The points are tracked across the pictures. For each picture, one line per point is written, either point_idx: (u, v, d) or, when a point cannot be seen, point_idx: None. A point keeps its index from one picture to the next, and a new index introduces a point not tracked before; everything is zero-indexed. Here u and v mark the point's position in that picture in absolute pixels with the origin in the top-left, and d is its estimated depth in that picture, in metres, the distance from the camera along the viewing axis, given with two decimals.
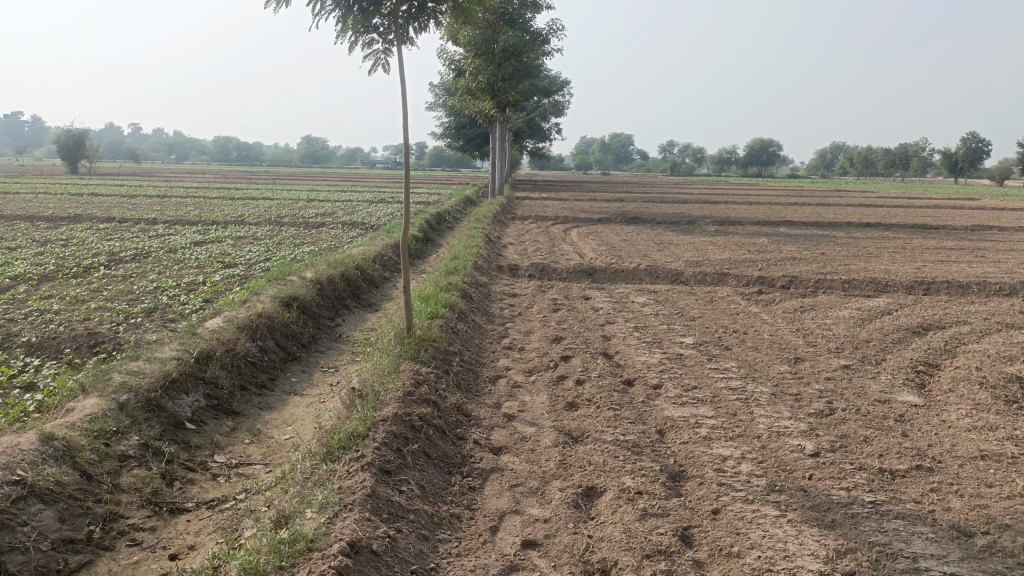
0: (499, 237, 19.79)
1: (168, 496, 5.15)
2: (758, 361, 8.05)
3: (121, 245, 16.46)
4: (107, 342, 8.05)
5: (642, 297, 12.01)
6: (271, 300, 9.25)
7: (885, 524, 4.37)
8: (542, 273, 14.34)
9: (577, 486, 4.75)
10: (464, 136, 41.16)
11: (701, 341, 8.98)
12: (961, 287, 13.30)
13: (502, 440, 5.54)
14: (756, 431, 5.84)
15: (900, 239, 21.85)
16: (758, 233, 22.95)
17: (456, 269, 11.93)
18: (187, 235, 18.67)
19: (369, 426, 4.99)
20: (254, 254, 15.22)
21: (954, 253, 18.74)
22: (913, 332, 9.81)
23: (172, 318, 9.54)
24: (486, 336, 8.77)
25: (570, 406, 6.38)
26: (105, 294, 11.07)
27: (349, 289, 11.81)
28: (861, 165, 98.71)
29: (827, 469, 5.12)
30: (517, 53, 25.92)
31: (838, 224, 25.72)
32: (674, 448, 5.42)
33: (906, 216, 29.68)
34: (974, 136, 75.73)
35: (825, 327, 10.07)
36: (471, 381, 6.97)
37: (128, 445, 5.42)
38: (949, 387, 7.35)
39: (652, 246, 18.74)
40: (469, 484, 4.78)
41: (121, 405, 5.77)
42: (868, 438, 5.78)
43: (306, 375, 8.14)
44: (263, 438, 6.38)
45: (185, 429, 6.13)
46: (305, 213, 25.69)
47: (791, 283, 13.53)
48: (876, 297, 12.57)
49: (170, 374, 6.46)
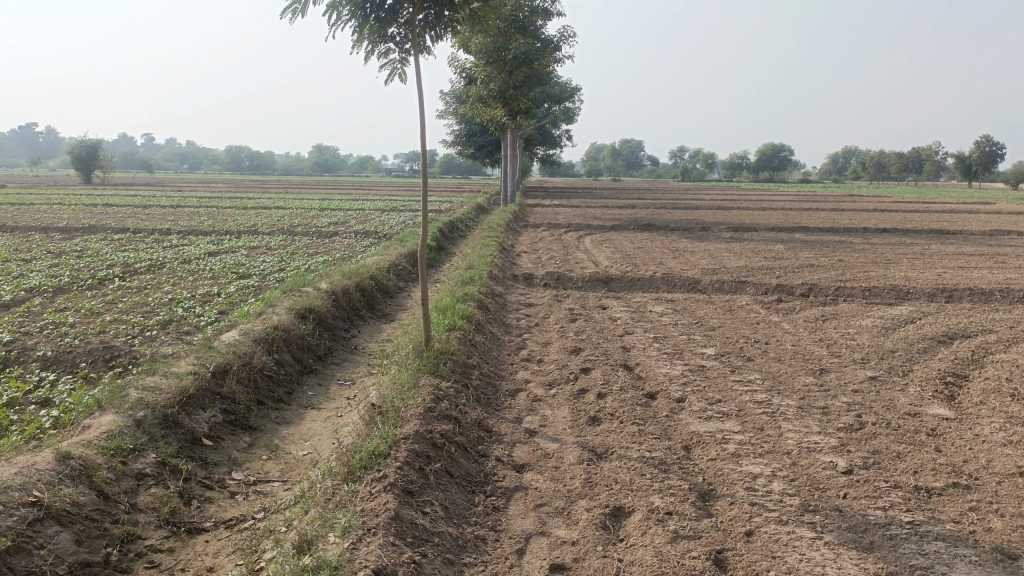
0: (513, 246, 19.69)
1: (186, 516, 5.06)
2: (783, 373, 7.89)
3: (135, 255, 16.46)
4: (123, 356, 7.99)
5: (660, 306, 11.87)
6: (287, 312, 9.17)
7: (926, 546, 4.22)
8: (558, 281, 14.21)
9: (604, 506, 4.62)
10: (475, 144, 41.14)
11: (722, 352, 8.83)
12: (984, 294, 13.08)
13: (525, 457, 5.42)
14: (786, 446, 5.69)
15: (918, 244, 21.59)
16: (773, 239, 22.72)
17: (472, 279, 11.82)
18: (200, 246, 18.66)
19: (391, 444, 4.88)
20: (269, 265, 15.19)
21: (974, 258, 18.48)
22: (938, 341, 9.62)
23: (188, 330, 9.48)
24: (503, 348, 8.65)
25: (593, 421, 6.25)
26: (120, 306, 11.02)
27: (364, 300, 11.72)
28: (874, 170, 98.09)
29: (861, 487, 4.97)
30: (528, 61, 25.87)
31: (853, 229, 25.47)
32: (702, 465, 5.29)
33: (922, 221, 29.36)
34: (989, 139, 75.09)
35: (847, 336, 9.89)
36: (491, 395, 6.85)
37: (146, 463, 5.33)
38: (980, 399, 7.17)
39: (667, 254, 18.59)
40: (493, 504, 4.66)
41: (138, 422, 5.68)
42: (901, 454, 5.62)
43: (322, 389, 8.05)
44: (280, 454, 6.28)
45: (202, 446, 6.04)
46: (318, 222, 25.66)
47: (810, 291, 13.34)
48: (897, 304, 12.36)
49: (186, 390, 6.38)
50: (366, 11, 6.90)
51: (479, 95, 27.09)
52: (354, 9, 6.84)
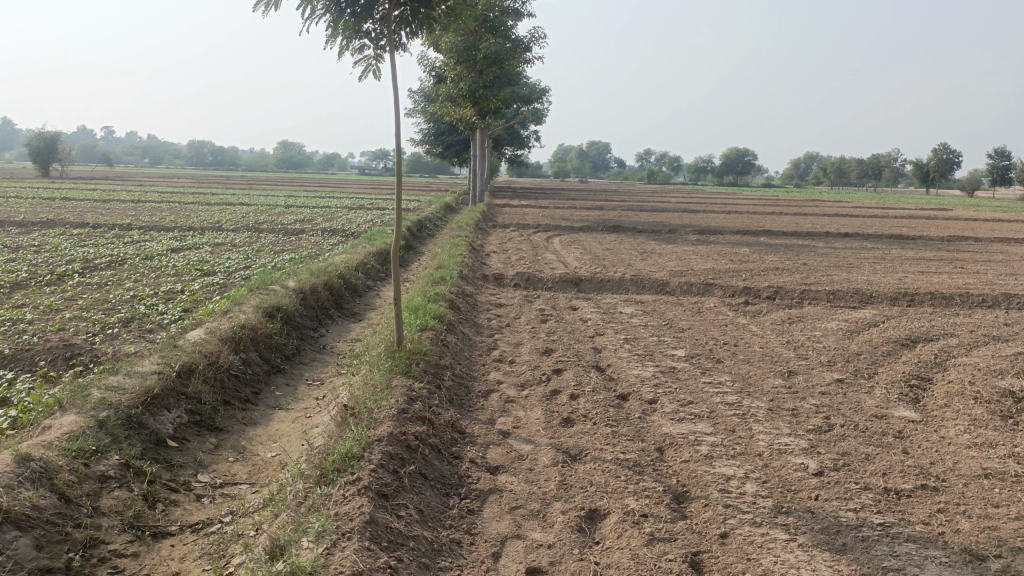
0: (482, 246, 19.63)
1: (151, 519, 4.93)
2: (752, 375, 7.96)
3: (95, 251, 16.07)
4: (84, 355, 7.78)
5: (630, 307, 11.91)
6: (254, 311, 9.01)
7: (897, 548, 4.26)
8: (528, 282, 14.19)
9: (580, 508, 4.60)
10: (443, 143, 40.99)
11: (693, 353, 8.87)
12: (944, 298, 13.34)
13: (498, 459, 5.37)
14: (757, 448, 5.72)
15: (879, 249, 21.99)
16: (739, 242, 22.96)
17: (442, 279, 11.75)
18: (162, 242, 18.29)
19: (364, 446, 4.80)
20: (234, 262, 14.95)
21: (934, 263, 18.86)
22: (902, 344, 9.79)
23: (151, 328, 9.26)
24: (475, 348, 8.60)
25: (566, 422, 6.22)
26: (80, 303, 10.74)
27: (332, 298, 11.58)
28: (835, 175, 99.83)
29: (832, 489, 5.01)
30: (498, 61, 25.83)
31: (817, 233, 25.87)
32: (676, 467, 5.30)
33: (883, 226, 29.93)
34: (946, 147, 76.77)
35: (814, 339, 10.02)
36: (464, 396, 6.80)
37: (109, 464, 5.18)
38: (944, 401, 7.29)
39: (635, 255, 18.69)
40: (468, 506, 4.61)
41: (101, 423, 5.53)
42: (870, 456, 5.69)
43: (290, 389, 7.92)
44: (248, 455, 6.16)
45: (167, 447, 5.90)
46: (284, 220, 25.33)
47: (777, 293, 13.50)
48: (860, 308, 12.56)
49: (151, 389, 6.22)
50: (341, 6, 6.81)
51: (448, 94, 27.00)
52: (329, 4, 6.75)
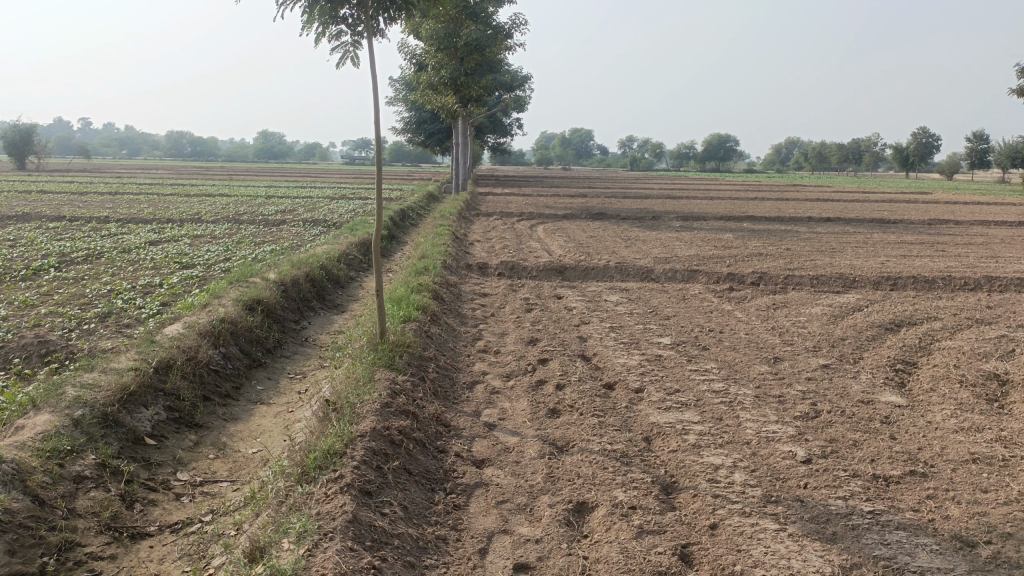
0: (465, 234, 19.49)
1: (129, 520, 4.81)
2: (738, 362, 7.91)
3: (72, 245, 15.80)
4: (59, 351, 7.61)
5: (615, 295, 11.85)
6: (234, 304, 8.85)
7: (888, 536, 4.22)
8: (511, 271, 14.07)
9: (567, 502, 4.52)
10: (425, 131, 40.72)
11: (678, 341, 8.83)
12: (927, 282, 13.39)
13: (484, 452, 5.29)
14: (745, 436, 5.67)
15: (861, 233, 22.06)
16: (723, 228, 22.95)
17: (426, 269, 11.64)
18: (141, 234, 18.04)
19: (347, 442, 4.70)
20: (214, 254, 14.75)
21: (915, 247, 18.96)
22: (886, 329, 9.80)
23: (129, 323, 9.10)
24: (459, 339, 8.50)
25: (552, 413, 6.15)
26: (56, 298, 10.53)
27: (314, 290, 11.43)
28: (817, 160, 100.25)
29: (821, 477, 4.97)
30: (479, 48, 25.63)
31: (800, 218, 25.93)
32: (664, 457, 5.23)
33: (864, 210, 30.06)
34: (925, 131, 77.18)
35: (799, 324, 9.99)
36: (448, 388, 6.70)
37: (84, 465, 5.05)
38: (930, 385, 7.29)
39: (619, 242, 18.66)
40: (454, 502, 4.53)
41: (76, 421, 5.38)
42: (857, 442, 5.66)
43: (272, 383, 7.80)
44: (229, 452, 6.04)
45: (145, 445, 5.77)
46: (264, 211, 25.05)
47: (761, 279, 13.49)
48: (844, 292, 12.57)
49: (127, 386, 6.08)
50: None
51: (429, 82, 26.78)
52: None
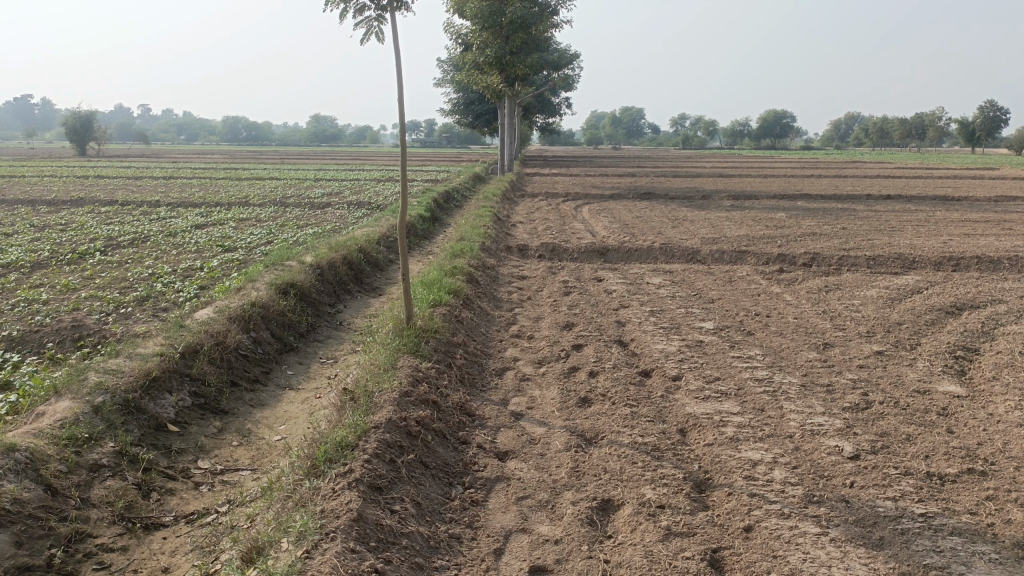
0: (508, 216, 19.18)
1: (144, 510, 4.71)
2: (785, 348, 7.51)
3: (120, 229, 16.00)
4: (93, 336, 7.61)
5: (658, 277, 11.46)
6: (267, 288, 8.75)
7: (941, 543, 3.86)
8: (552, 253, 13.79)
9: (591, 499, 4.26)
10: (472, 112, 40.44)
11: (722, 326, 8.45)
12: (992, 263, 12.66)
13: (508, 443, 5.06)
14: (788, 429, 5.32)
15: (923, 211, 21.11)
16: (775, 208, 22.18)
17: (463, 251, 11.43)
18: (188, 218, 18.22)
19: (360, 435, 4.51)
20: (256, 237, 14.80)
21: (980, 225, 18.02)
22: (946, 312, 9.23)
23: (165, 307, 9.09)
24: (493, 324, 8.27)
25: (583, 402, 5.88)
26: (97, 282, 10.60)
27: (351, 273, 11.32)
28: (877, 136, 97.05)
29: (869, 475, 4.60)
30: (525, 25, 25.20)
31: (857, 196, 24.98)
32: (699, 451, 4.92)
33: (926, 187, 28.85)
34: (993, 105, 73.73)
35: (852, 308, 9.48)
36: (476, 375, 6.48)
37: (102, 453, 4.97)
38: (993, 374, 6.80)
39: (666, 223, 18.18)
40: (471, 497, 4.30)
41: (96, 408, 5.31)
42: (911, 436, 5.25)
43: (302, 368, 7.69)
44: (253, 439, 5.93)
45: (166, 432, 5.69)
46: (312, 194, 25.12)
47: (813, 260, 12.92)
48: (902, 274, 11.94)
49: (150, 372, 6.01)
50: None
51: (475, 62, 26.46)
52: None
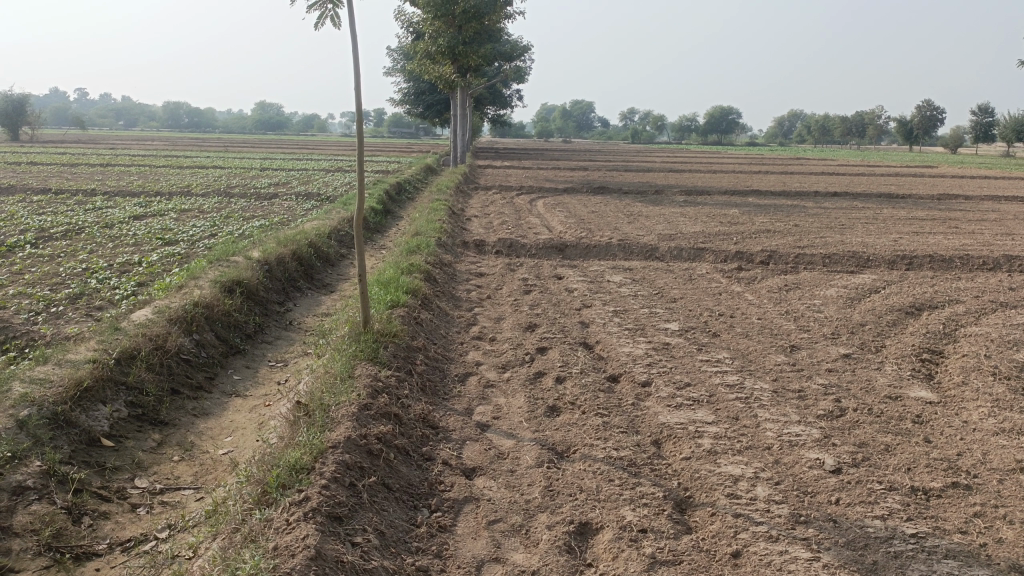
0: (462, 209, 18.78)
1: (73, 538, 4.26)
2: (753, 351, 7.33)
3: (52, 219, 15.14)
4: (20, 338, 7.03)
5: (618, 275, 11.25)
6: (211, 286, 8.25)
7: (937, 567, 3.67)
8: (510, 248, 13.48)
9: (568, 523, 3.97)
10: (424, 103, 39.79)
11: (687, 327, 8.24)
12: (944, 262, 12.76)
13: (475, 459, 4.73)
14: (766, 441, 5.10)
15: (871, 209, 21.37)
16: (727, 203, 22.24)
17: (419, 247, 11.02)
18: (126, 208, 17.35)
19: (316, 456, 4.14)
20: (199, 230, 14.14)
21: (927, 223, 18.29)
22: (906, 313, 9.19)
23: (100, 306, 8.51)
24: (453, 326, 7.92)
25: (551, 411, 5.58)
26: (26, 277, 9.91)
27: (301, 269, 10.83)
28: (820, 133, 99.17)
29: (854, 491, 4.40)
30: (478, 15, 24.76)
31: (805, 192, 25.25)
32: (677, 466, 4.68)
33: (871, 184, 29.43)
34: (931, 104, 75.66)
35: (814, 308, 9.39)
36: (438, 382, 6.14)
37: (27, 474, 4.48)
38: (961, 378, 6.72)
39: (622, 218, 18.04)
40: (439, 522, 3.98)
41: (21, 423, 4.81)
42: (890, 447, 5.09)
43: (250, 372, 7.25)
44: (196, 454, 5.49)
45: (100, 447, 5.23)
46: (258, 184, 24.28)
47: (770, 258, 12.86)
48: (859, 273, 11.95)
49: (82, 382, 5.50)
50: None
51: (427, 51, 25.92)
52: None
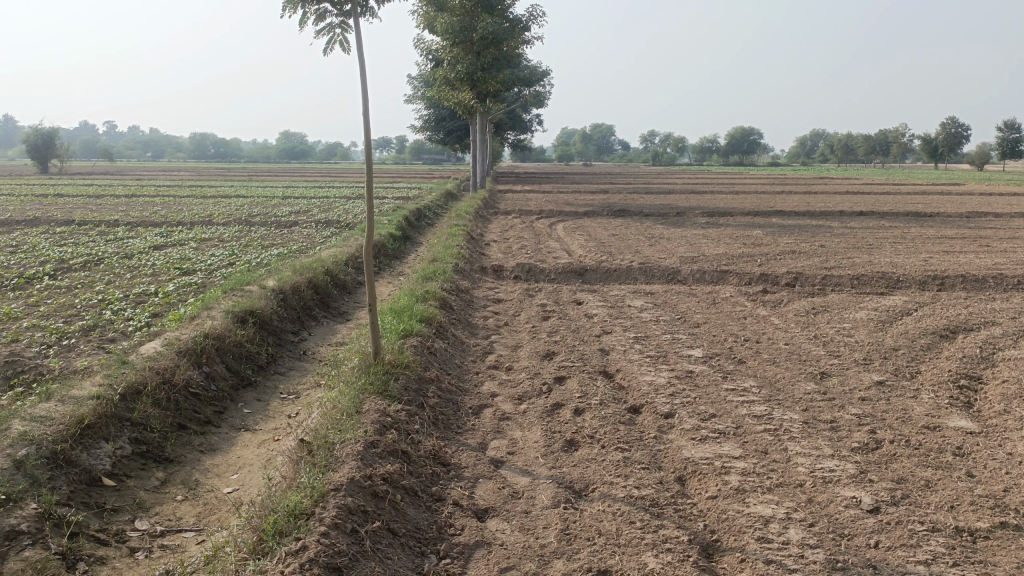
0: (480, 235, 18.61)
1: None
2: (780, 379, 7.02)
3: (73, 251, 15.19)
4: (29, 372, 6.91)
5: (639, 300, 10.98)
6: (223, 316, 8.10)
7: None
8: (528, 273, 13.28)
9: (585, 570, 3.70)
10: (443, 129, 39.94)
11: (711, 353, 7.94)
12: (977, 282, 12.35)
13: (488, 499, 4.49)
14: (797, 477, 4.80)
15: (898, 228, 20.92)
16: (751, 224, 21.90)
17: (435, 273, 10.85)
18: (146, 238, 17.41)
19: (317, 499, 3.92)
20: (217, 259, 14.09)
21: (957, 242, 17.84)
22: (941, 337, 8.82)
23: (113, 338, 8.40)
24: (468, 355, 7.70)
25: (569, 446, 5.32)
26: (42, 309, 9.86)
27: (317, 298, 10.70)
28: (843, 152, 98.34)
29: (894, 533, 4.09)
30: (496, 41, 24.79)
31: (830, 212, 24.83)
32: (702, 506, 4.40)
33: (897, 202, 28.89)
34: (955, 122, 74.78)
35: (843, 332, 9.04)
36: (451, 415, 5.91)
37: (22, 517, 4.29)
38: (1003, 406, 6.36)
39: (643, 241, 17.79)
40: (447, 570, 3.73)
41: (18, 463, 4.63)
42: (931, 483, 4.77)
43: (261, 405, 7.07)
44: (200, 493, 5.30)
45: (102, 487, 5.04)
46: (278, 212, 24.36)
47: (796, 280, 12.53)
48: (888, 294, 11.58)
49: (84, 419, 5.34)
50: None
51: (445, 78, 25.97)
52: None
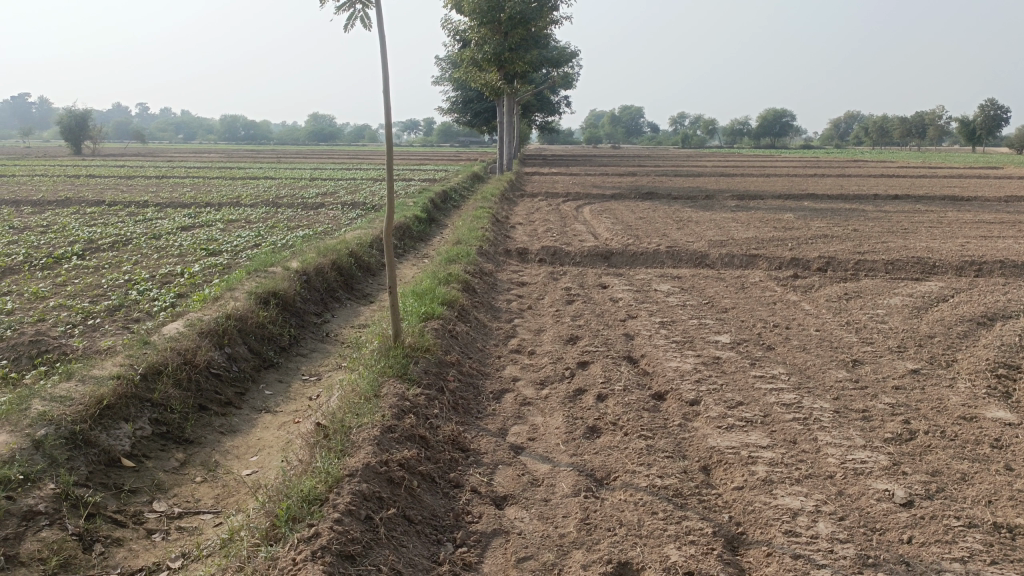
0: (507, 217, 18.48)
1: (83, 567, 4.01)
2: (810, 366, 6.83)
3: (102, 231, 15.31)
4: (53, 352, 6.92)
5: (666, 284, 10.78)
6: (246, 297, 8.07)
7: None
8: (554, 256, 13.13)
9: (604, 562, 3.59)
10: (471, 111, 39.73)
11: (739, 339, 7.75)
12: (1017, 268, 11.97)
13: (507, 486, 4.39)
14: (827, 468, 4.64)
15: (934, 212, 20.40)
16: (781, 208, 21.50)
17: (460, 256, 10.74)
18: (174, 219, 17.50)
19: (332, 485, 3.85)
20: (243, 240, 14.10)
21: (996, 227, 17.35)
22: (978, 324, 8.53)
23: (137, 318, 8.41)
24: (490, 339, 7.59)
25: (590, 433, 5.21)
26: (69, 289, 9.91)
27: (340, 279, 10.65)
28: (877, 134, 96.41)
29: (928, 528, 3.93)
30: (524, 21, 24.47)
31: (864, 195, 24.33)
32: (727, 497, 4.27)
33: (933, 186, 28.21)
34: (995, 103, 72.91)
35: (876, 319, 8.79)
36: (471, 400, 5.81)
37: (39, 497, 4.27)
38: None
39: (671, 224, 17.53)
40: (463, 559, 3.65)
41: (37, 443, 4.62)
42: (967, 476, 4.59)
43: (282, 387, 7.03)
44: (219, 475, 5.27)
45: (120, 468, 5.03)
46: (305, 193, 24.35)
47: (828, 264, 12.23)
48: (924, 280, 11.26)
49: (104, 399, 5.33)
50: None
51: (473, 58, 25.73)
52: None
